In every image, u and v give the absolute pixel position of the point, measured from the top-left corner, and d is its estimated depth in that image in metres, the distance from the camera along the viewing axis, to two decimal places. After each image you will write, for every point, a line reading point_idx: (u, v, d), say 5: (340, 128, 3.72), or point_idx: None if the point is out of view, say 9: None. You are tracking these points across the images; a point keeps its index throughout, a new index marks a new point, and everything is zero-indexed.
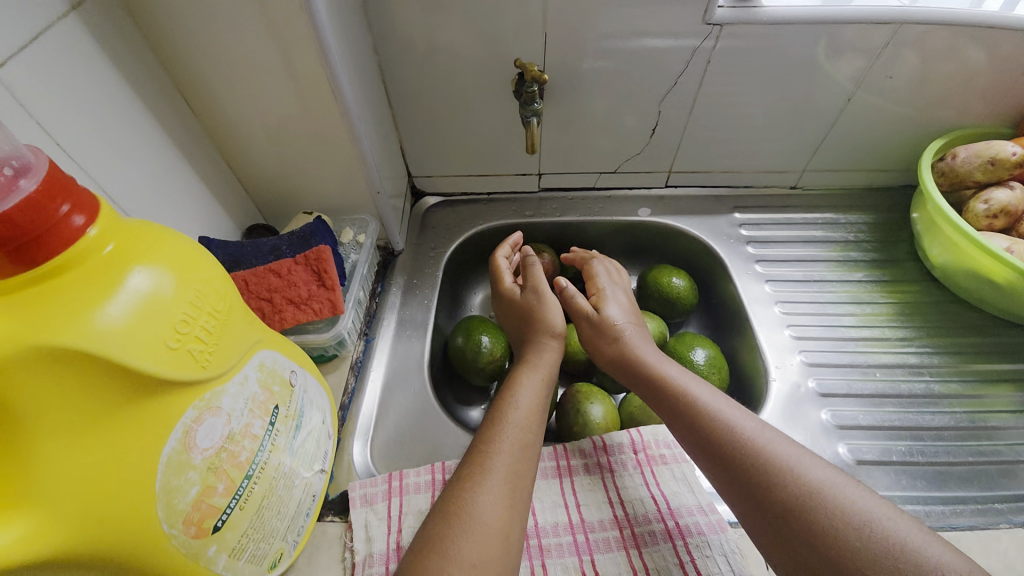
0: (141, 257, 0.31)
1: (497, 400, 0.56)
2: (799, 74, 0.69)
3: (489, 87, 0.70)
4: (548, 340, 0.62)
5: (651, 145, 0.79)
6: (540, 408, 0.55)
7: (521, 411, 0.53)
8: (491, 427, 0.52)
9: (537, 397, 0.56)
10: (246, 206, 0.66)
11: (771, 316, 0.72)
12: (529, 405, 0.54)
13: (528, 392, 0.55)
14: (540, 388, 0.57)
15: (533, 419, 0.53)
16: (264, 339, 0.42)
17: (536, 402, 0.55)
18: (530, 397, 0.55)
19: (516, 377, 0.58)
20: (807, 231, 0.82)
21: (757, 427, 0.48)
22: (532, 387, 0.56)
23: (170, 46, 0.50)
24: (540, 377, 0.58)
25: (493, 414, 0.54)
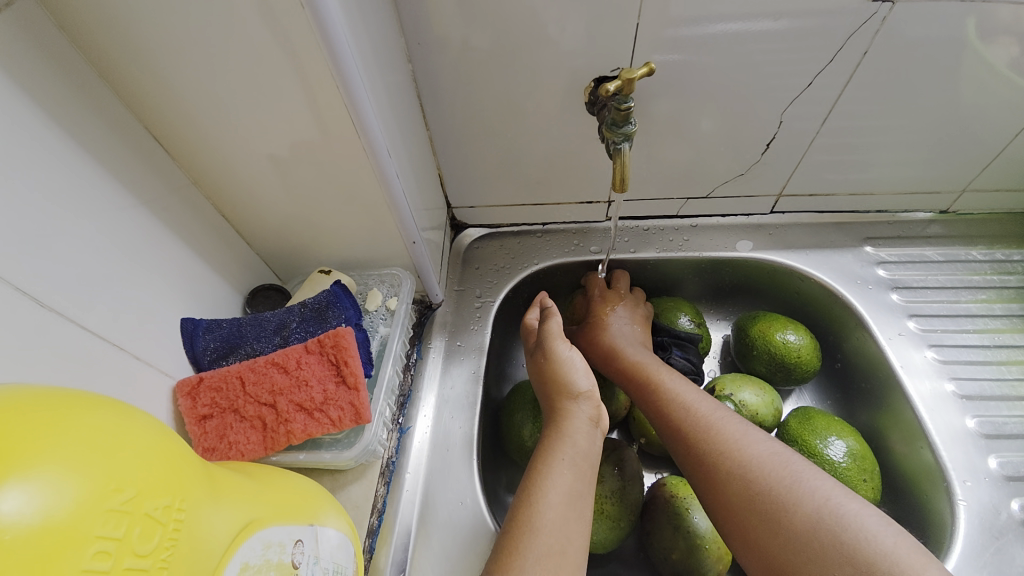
0: (45, 465, 0.18)
1: (520, 493, 0.43)
2: (988, 68, 0.49)
3: (554, 98, 0.54)
4: (574, 404, 0.48)
5: (761, 164, 0.61)
6: (575, 505, 0.42)
7: (548, 515, 0.41)
8: (514, 537, 0.40)
9: (568, 492, 0.42)
10: (249, 262, 0.52)
11: (942, 403, 0.55)
12: (558, 505, 0.42)
13: (556, 487, 0.42)
14: (573, 475, 0.43)
15: (568, 526, 0.41)
16: (248, 516, 0.27)
17: (566, 500, 0.42)
18: (558, 494, 0.42)
19: (539, 458, 0.45)
20: (967, 273, 0.63)
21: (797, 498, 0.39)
22: (561, 476, 0.43)
23: (128, 65, 0.36)
24: (571, 459, 0.44)
25: (517, 506, 0.42)
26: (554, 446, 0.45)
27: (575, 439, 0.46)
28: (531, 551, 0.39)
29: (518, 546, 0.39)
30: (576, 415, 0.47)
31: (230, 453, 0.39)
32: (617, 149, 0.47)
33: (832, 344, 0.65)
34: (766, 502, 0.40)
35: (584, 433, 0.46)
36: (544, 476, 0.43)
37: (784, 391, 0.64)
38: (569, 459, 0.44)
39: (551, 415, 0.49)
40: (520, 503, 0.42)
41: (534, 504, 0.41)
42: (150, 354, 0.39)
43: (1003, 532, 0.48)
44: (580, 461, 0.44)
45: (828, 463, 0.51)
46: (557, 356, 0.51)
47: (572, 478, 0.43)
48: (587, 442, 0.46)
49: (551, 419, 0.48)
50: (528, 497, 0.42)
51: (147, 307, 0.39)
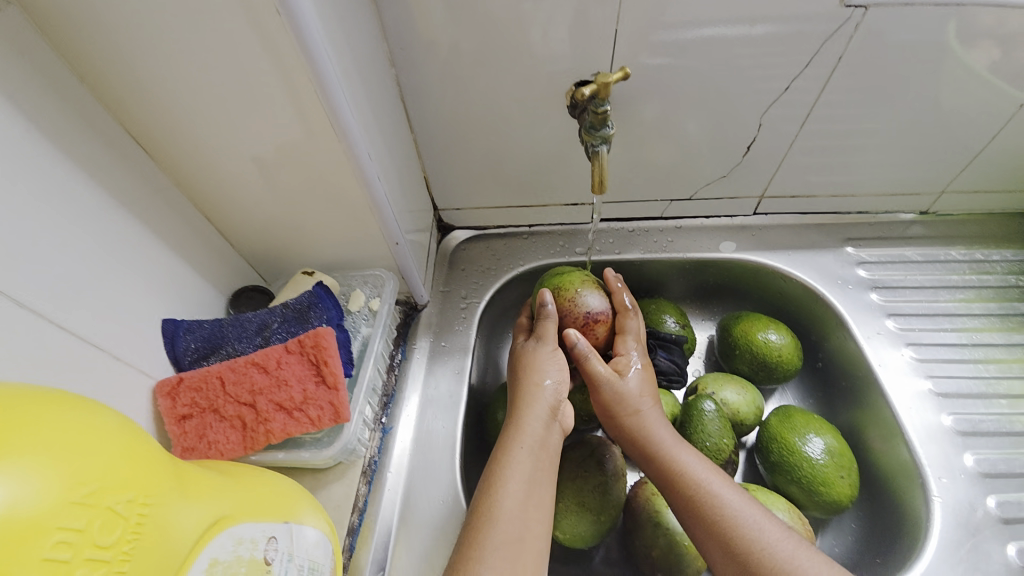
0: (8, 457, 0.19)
1: (482, 485, 0.44)
2: (960, 73, 0.50)
3: (536, 102, 0.54)
4: (542, 397, 0.48)
5: (743, 166, 0.61)
6: (532, 497, 0.43)
7: (508, 505, 0.41)
8: (477, 530, 0.40)
9: (526, 485, 0.43)
10: (233, 263, 0.52)
11: (920, 401, 0.56)
12: (517, 499, 0.42)
13: (515, 478, 0.43)
14: (530, 465, 0.44)
15: (527, 519, 0.41)
16: (220, 513, 0.28)
17: (524, 492, 0.43)
18: (518, 486, 0.42)
19: (500, 449, 0.45)
20: (946, 273, 0.64)
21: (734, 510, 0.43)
22: (519, 468, 0.43)
23: (108, 68, 0.36)
24: (531, 451, 0.45)
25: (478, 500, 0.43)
26: (517, 439, 0.45)
27: (539, 435, 0.46)
28: (490, 545, 0.39)
29: (478, 540, 0.40)
30: (543, 410, 0.47)
31: (209, 453, 0.39)
32: (596, 152, 0.48)
33: (813, 344, 0.65)
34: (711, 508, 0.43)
35: (546, 427, 0.47)
36: (505, 467, 0.43)
37: (767, 390, 0.65)
38: (530, 451, 0.45)
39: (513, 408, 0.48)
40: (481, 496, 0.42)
41: (494, 496, 0.42)
42: (130, 355, 0.39)
43: (980, 529, 0.49)
44: (539, 454, 0.45)
45: (807, 460, 0.52)
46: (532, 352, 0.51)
47: (531, 472, 0.44)
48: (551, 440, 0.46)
49: (513, 411, 0.48)
50: (489, 489, 0.43)
51: (128, 308, 0.39)
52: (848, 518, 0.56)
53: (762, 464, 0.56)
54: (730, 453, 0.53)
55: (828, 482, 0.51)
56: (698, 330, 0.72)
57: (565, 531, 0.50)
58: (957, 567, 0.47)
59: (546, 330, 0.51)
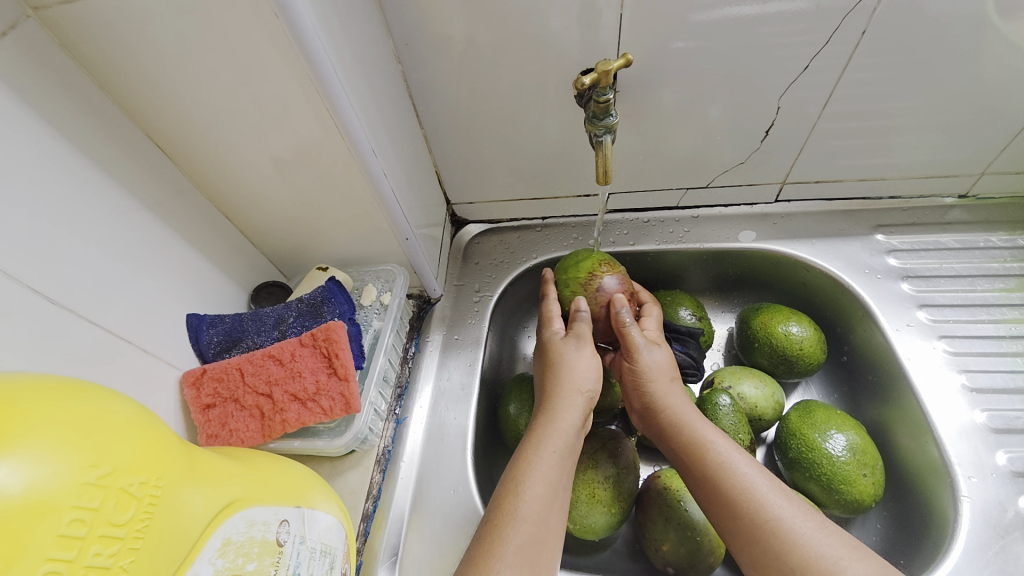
0: (25, 443, 0.20)
1: (505, 478, 0.44)
2: (1001, 43, 0.46)
3: (543, 94, 0.54)
4: (570, 398, 0.48)
5: (762, 152, 0.59)
6: (554, 496, 0.43)
7: (530, 505, 0.42)
8: (496, 526, 0.41)
9: (551, 482, 0.44)
10: (255, 260, 0.55)
11: (952, 397, 0.52)
12: (540, 496, 0.43)
13: (539, 477, 0.43)
14: (555, 464, 0.44)
15: (547, 515, 0.42)
16: (230, 498, 0.29)
17: (548, 491, 0.43)
18: (541, 485, 0.43)
19: (526, 446, 0.46)
20: (986, 261, 0.60)
21: (765, 501, 0.40)
22: (545, 466, 0.44)
23: (127, 77, 0.38)
24: (557, 448, 0.45)
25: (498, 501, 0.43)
26: (540, 436, 0.46)
27: (554, 444, 0.45)
28: (512, 540, 0.40)
29: (500, 533, 0.40)
30: (566, 405, 0.47)
31: (231, 440, 0.41)
32: (599, 142, 0.47)
33: (839, 336, 0.62)
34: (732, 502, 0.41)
35: (571, 423, 0.47)
36: (528, 465, 0.44)
37: (788, 384, 0.63)
38: (554, 449, 0.45)
39: (541, 404, 0.49)
40: (505, 492, 0.43)
41: (515, 493, 0.43)
42: (157, 348, 0.42)
43: (1009, 529, 0.46)
44: (563, 451, 0.45)
45: (827, 457, 0.50)
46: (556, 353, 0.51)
47: (557, 470, 0.44)
48: (565, 447, 0.46)
49: (541, 407, 0.49)
50: (512, 484, 0.43)
51: (154, 303, 0.42)
52: (874, 517, 0.54)
53: (780, 459, 0.54)
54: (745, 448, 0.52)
55: (849, 480, 0.49)
56: (716, 321, 0.71)
57: (575, 520, 0.50)
58: (982, 569, 0.45)
59: (578, 329, 0.51)
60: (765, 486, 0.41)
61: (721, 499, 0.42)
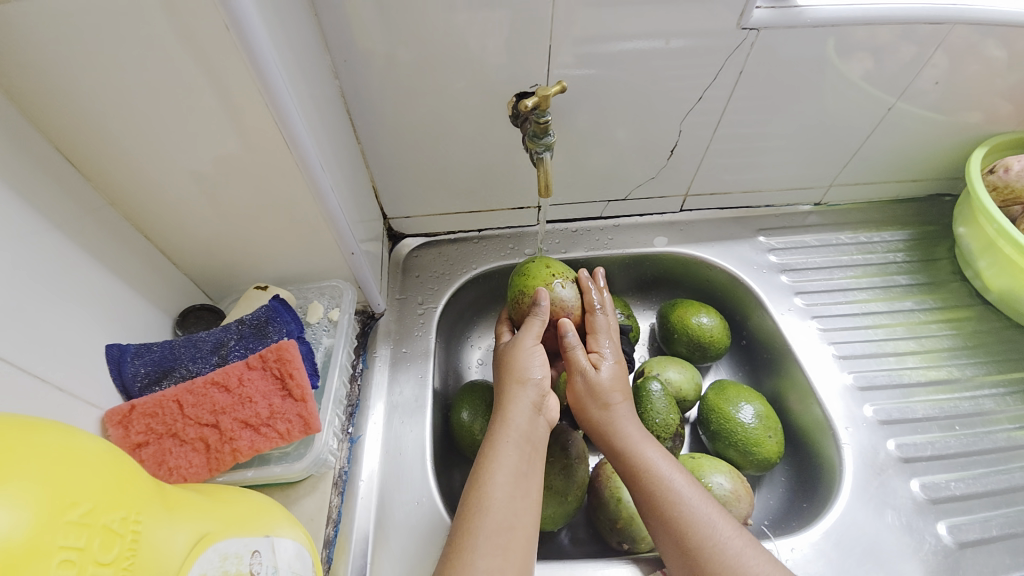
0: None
1: (474, 473, 0.46)
2: (835, 84, 0.60)
3: (481, 113, 0.57)
4: (519, 389, 0.51)
5: (668, 168, 0.68)
6: (523, 482, 0.46)
7: (501, 493, 0.44)
8: (470, 523, 0.43)
9: (519, 469, 0.46)
10: (178, 283, 0.50)
11: (827, 365, 0.65)
12: (509, 484, 0.45)
13: (507, 467, 0.45)
14: (520, 452, 0.47)
15: (519, 500, 0.44)
16: (203, 529, 0.28)
17: (515, 478, 0.45)
18: (509, 474, 0.45)
19: (490, 440, 0.48)
20: (838, 254, 0.75)
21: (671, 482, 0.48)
22: (510, 455, 0.46)
23: (33, 82, 0.34)
24: (519, 437, 0.48)
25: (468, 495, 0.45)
26: (502, 429, 0.48)
27: (515, 434, 0.48)
28: (488, 529, 0.42)
29: (475, 526, 0.42)
30: (523, 397, 0.50)
31: (170, 479, 0.38)
32: (541, 158, 0.52)
33: (739, 323, 0.73)
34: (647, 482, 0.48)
35: (530, 413, 0.50)
36: (495, 457, 0.46)
37: (703, 368, 0.72)
38: (517, 438, 0.48)
39: (500, 399, 0.51)
40: (476, 487, 0.45)
41: (486, 485, 0.44)
42: (74, 386, 0.37)
43: (885, 469, 0.58)
44: (526, 439, 0.48)
45: (740, 425, 0.59)
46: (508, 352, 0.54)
47: (523, 457, 0.47)
48: (528, 433, 0.48)
49: (499, 402, 0.51)
50: (482, 478, 0.45)
51: (66, 335, 0.37)
52: (778, 472, 0.64)
53: (704, 433, 0.62)
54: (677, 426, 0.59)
55: (758, 442, 0.58)
56: (640, 318, 0.78)
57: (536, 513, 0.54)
58: (869, 502, 0.56)
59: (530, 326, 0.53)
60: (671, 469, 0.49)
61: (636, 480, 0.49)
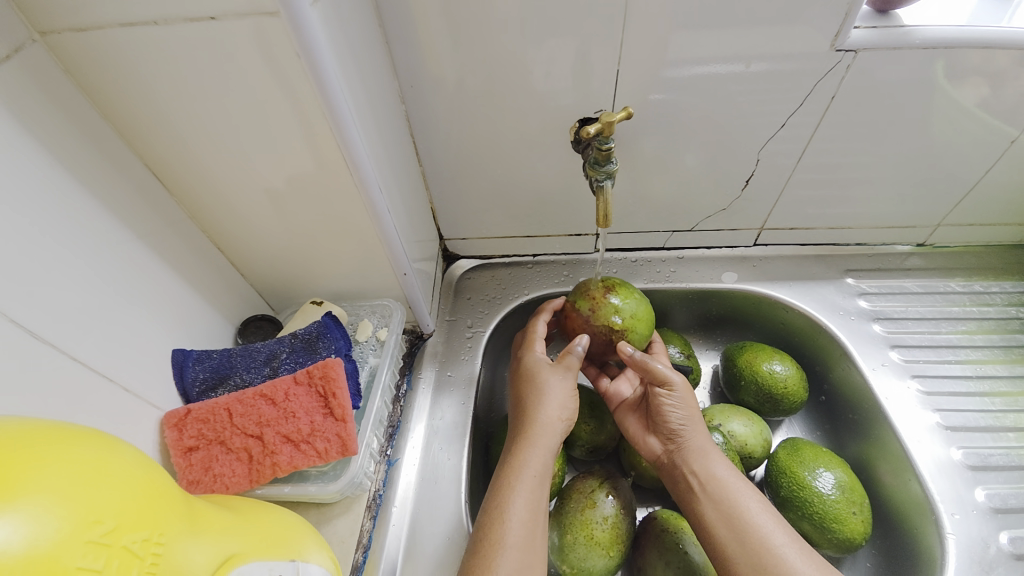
0: (38, 491, 0.22)
1: (489, 502, 0.44)
2: (944, 112, 0.53)
3: (539, 138, 0.56)
4: (552, 423, 0.48)
5: (743, 199, 0.63)
6: (538, 523, 0.43)
7: (514, 531, 0.41)
8: (486, 553, 0.41)
9: (534, 508, 0.43)
10: (242, 293, 0.53)
11: (927, 434, 0.55)
12: (524, 522, 0.42)
13: (524, 501, 0.43)
14: (538, 488, 0.44)
15: (532, 542, 0.42)
16: (228, 549, 0.29)
17: (532, 516, 0.43)
18: (525, 510, 0.43)
19: (505, 471, 0.45)
20: (945, 304, 0.64)
21: (738, 492, 0.45)
22: (526, 490, 0.44)
23: (130, 105, 0.38)
24: (538, 470, 0.45)
25: (492, 501, 0.44)
26: (520, 459, 0.45)
27: (537, 461, 0.45)
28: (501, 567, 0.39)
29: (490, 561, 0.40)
30: (544, 429, 0.47)
31: (214, 486, 0.39)
32: (600, 186, 0.50)
33: (818, 375, 0.65)
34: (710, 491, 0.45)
35: (548, 448, 0.46)
36: (510, 490, 0.43)
37: (773, 422, 0.64)
38: (535, 472, 0.45)
39: (518, 427, 0.48)
40: (490, 519, 0.42)
41: (501, 517, 0.42)
42: (137, 385, 0.40)
43: (996, 566, 0.48)
44: (544, 474, 0.45)
45: (817, 495, 0.51)
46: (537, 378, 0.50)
47: (539, 496, 0.44)
48: (546, 465, 0.46)
49: (516, 433, 0.48)
50: (497, 511, 0.42)
51: (134, 336, 0.40)
52: (862, 556, 0.55)
53: (771, 498, 0.55)
54: None
55: (839, 518, 0.50)
56: (702, 359, 0.72)
57: (573, 564, 0.49)
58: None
59: (568, 361, 0.51)
60: (734, 480, 0.46)
61: (695, 486, 0.46)
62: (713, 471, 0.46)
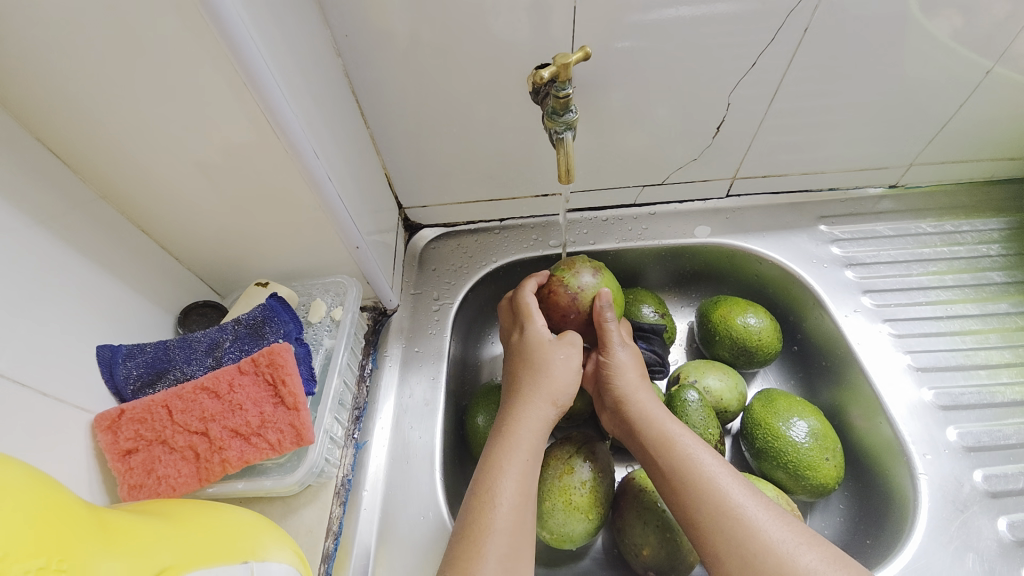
0: None
1: (475, 487, 0.42)
2: (919, 45, 0.50)
3: (495, 92, 0.51)
4: (535, 401, 0.46)
5: (714, 148, 0.60)
6: (527, 505, 0.42)
7: (505, 514, 0.40)
8: (473, 540, 0.39)
9: (523, 490, 0.42)
10: (180, 280, 0.49)
11: (900, 378, 0.56)
12: (513, 505, 0.41)
13: (512, 484, 0.42)
14: (527, 470, 0.43)
15: (522, 525, 0.40)
16: (159, 562, 0.28)
17: (521, 498, 0.41)
18: (514, 492, 0.41)
19: (493, 454, 0.44)
20: (918, 246, 0.64)
21: (693, 450, 0.43)
22: (517, 473, 0.42)
23: (2, 70, 0.32)
24: (527, 451, 0.44)
25: (475, 488, 0.42)
26: (511, 441, 0.44)
27: (523, 442, 0.44)
28: (490, 552, 0.38)
29: (476, 548, 0.38)
30: (532, 410, 0.46)
31: (160, 488, 0.37)
32: (560, 139, 0.46)
33: (792, 325, 0.65)
34: (667, 453, 0.44)
35: (540, 430, 0.45)
36: (501, 474, 0.42)
37: (749, 375, 0.64)
38: (524, 453, 0.43)
39: (507, 407, 0.47)
40: (477, 503, 0.41)
41: (490, 502, 0.40)
42: (58, 389, 0.36)
43: (968, 504, 0.49)
44: (535, 457, 0.44)
45: (792, 444, 0.51)
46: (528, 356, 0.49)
47: (528, 478, 0.43)
48: (533, 445, 0.44)
49: (505, 415, 0.47)
50: (485, 496, 0.41)
51: (48, 337, 0.36)
52: (836, 499, 0.56)
53: (747, 450, 0.55)
54: (717, 440, 0.52)
55: (813, 466, 0.51)
56: (678, 316, 0.71)
57: (553, 529, 0.48)
58: (948, 545, 0.47)
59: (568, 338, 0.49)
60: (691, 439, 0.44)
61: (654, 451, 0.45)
62: (668, 432, 0.45)
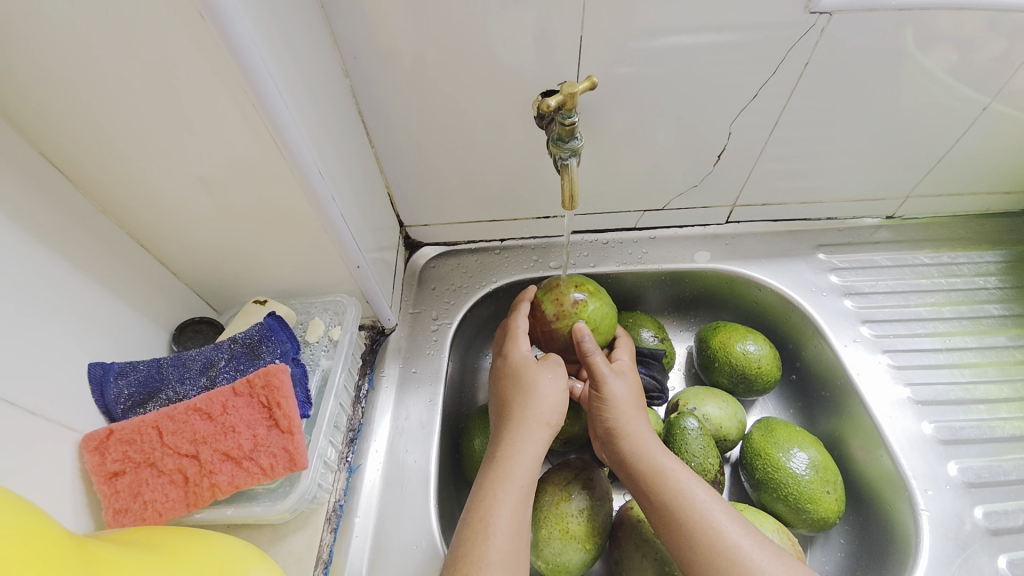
0: None
1: (468, 517, 0.41)
2: (915, 80, 0.51)
3: (500, 116, 0.52)
4: (530, 426, 0.45)
5: (714, 175, 0.60)
6: (522, 535, 0.41)
7: (499, 546, 0.39)
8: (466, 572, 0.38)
9: (519, 519, 0.41)
10: (177, 296, 0.48)
11: (899, 409, 0.55)
12: (508, 535, 0.40)
13: (507, 512, 0.41)
14: (522, 498, 0.42)
15: (517, 557, 0.39)
16: None
17: (515, 528, 0.40)
18: (509, 522, 0.40)
19: (488, 480, 0.43)
20: (915, 277, 0.64)
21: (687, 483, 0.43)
22: (513, 500, 0.41)
23: (11, 85, 0.32)
24: (523, 479, 0.43)
25: (470, 519, 0.41)
26: (506, 468, 0.43)
27: (520, 469, 0.43)
28: None
29: None
30: (528, 435, 0.45)
31: (146, 513, 0.36)
32: (565, 165, 0.46)
33: (791, 353, 0.65)
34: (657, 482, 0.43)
35: (536, 455, 0.44)
36: (496, 502, 0.41)
37: (748, 403, 0.64)
38: (521, 480, 0.42)
39: (502, 431, 0.46)
40: (473, 534, 0.40)
41: (486, 532, 0.39)
42: (46, 407, 0.35)
43: (969, 541, 0.49)
44: (531, 481, 0.43)
45: (792, 476, 0.51)
46: (522, 380, 0.48)
47: (522, 505, 0.42)
48: (531, 471, 0.43)
49: (499, 439, 0.46)
50: (480, 525, 0.40)
51: (39, 351, 0.35)
52: (836, 533, 0.55)
53: (747, 480, 0.54)
54: (717, 470, 0.51)
55: (814, 498, 0.50)
56: (677, 341, 0.71)
57: (547, 559, 0.47)
58: None
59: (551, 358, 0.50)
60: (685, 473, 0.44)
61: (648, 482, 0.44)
62: (661, 464, 0.44)
